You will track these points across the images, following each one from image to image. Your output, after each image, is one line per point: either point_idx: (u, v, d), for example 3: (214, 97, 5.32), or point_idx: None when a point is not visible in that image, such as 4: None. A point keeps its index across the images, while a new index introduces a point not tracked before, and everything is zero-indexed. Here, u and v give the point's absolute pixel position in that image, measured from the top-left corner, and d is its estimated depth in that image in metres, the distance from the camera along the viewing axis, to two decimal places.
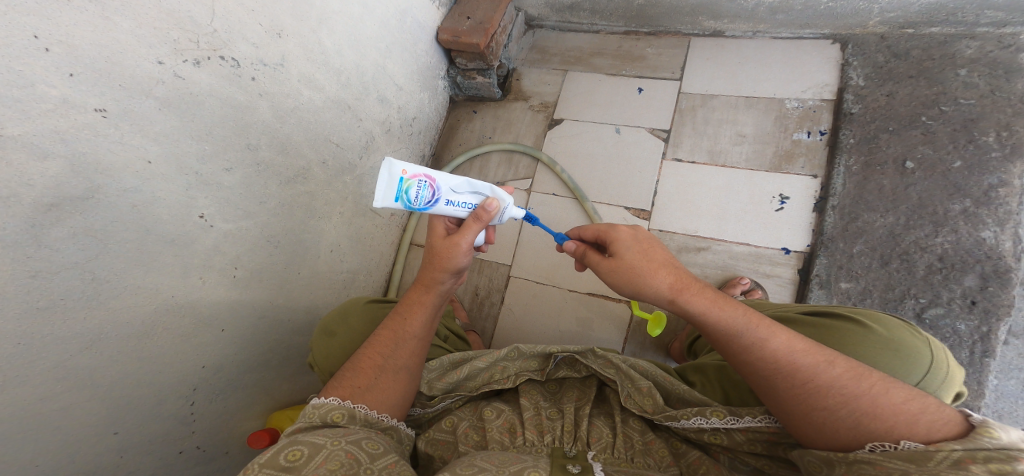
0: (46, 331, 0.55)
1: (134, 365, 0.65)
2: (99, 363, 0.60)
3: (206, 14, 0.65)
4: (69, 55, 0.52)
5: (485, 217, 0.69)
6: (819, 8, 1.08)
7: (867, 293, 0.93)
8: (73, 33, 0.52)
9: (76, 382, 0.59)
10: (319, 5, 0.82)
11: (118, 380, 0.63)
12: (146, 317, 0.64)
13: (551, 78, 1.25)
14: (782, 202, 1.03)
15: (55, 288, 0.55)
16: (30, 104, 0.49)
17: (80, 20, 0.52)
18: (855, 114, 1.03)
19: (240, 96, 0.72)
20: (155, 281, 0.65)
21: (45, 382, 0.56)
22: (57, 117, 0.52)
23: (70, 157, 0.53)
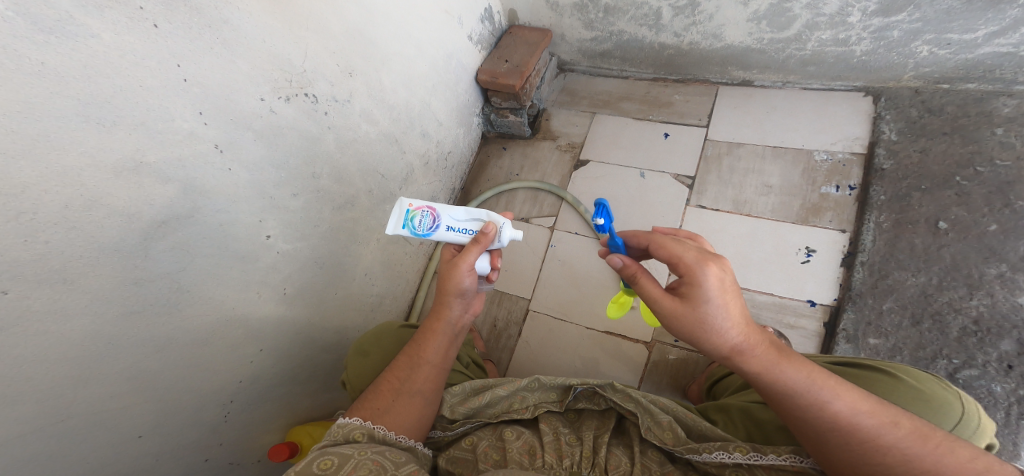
0: (129, 335, 0.60)
1: (191, 370, 0.70)
2: (165, 366, 0.66)
3: (301, 57, 0.74)
4: (200, 93, 0.61)
5: (483, 239, 0.73)
6: (852, 61, 1.09)
7: (897, 350, 0.90)
8: (207, 75, 0.61)
9: (141, 383, 0.63)
10: (380, 48, 0.89)
11: (173, 384, 0.68)
12: (210, 326, 0.70)
13: (578, 120, 1.29)
14: (808, 255, 1.02)
15: (147, 296, 0.61)
16: (165, 135, 0.58)
17: (214, 64, 0.62)
18: (886, 171, 1.02)
19: (315, 129, 0.80)
20: (223, 292, 0.71)
21: (118, 382, 0.61)
22: (184, 146, 0.60)
23: (184, 181, 0.61)
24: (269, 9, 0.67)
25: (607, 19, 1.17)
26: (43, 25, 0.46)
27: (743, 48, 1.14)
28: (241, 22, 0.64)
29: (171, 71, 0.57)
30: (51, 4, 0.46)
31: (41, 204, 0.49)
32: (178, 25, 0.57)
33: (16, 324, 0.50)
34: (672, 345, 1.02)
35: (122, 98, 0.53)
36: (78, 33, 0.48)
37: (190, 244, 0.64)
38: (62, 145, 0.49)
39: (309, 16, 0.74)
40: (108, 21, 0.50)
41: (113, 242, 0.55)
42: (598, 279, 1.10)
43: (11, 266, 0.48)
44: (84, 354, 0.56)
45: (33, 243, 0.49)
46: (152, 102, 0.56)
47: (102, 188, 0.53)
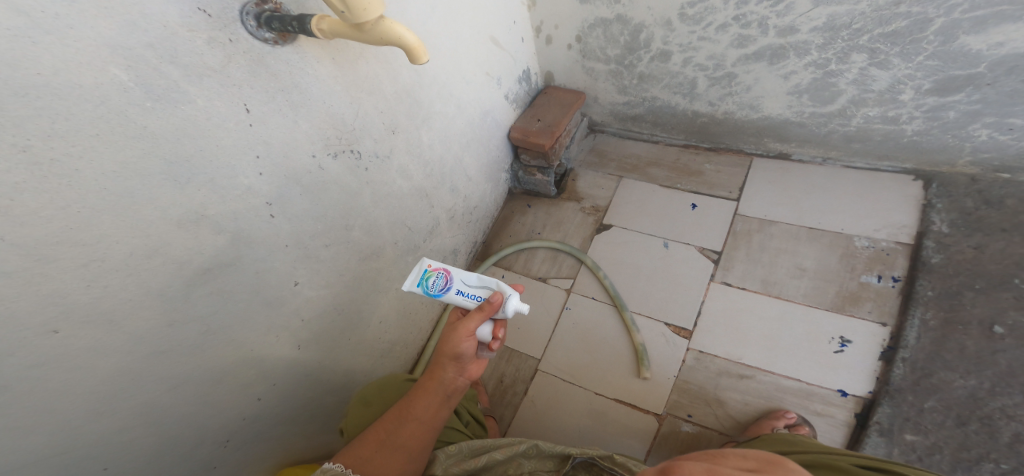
0: (153, 371, 0.60)
1: (200, 406, 0.68)
2: (179, 401, 0.65)
3: (352, 116, 0.77)
4: (264, 150, 0.65)
5: (487, 307, 0.69)
6: (901, 140, 1.02)
7: (936, 448, 0.81)
8: (271, 133, 0.65)
9: (152, 417, 0.63)
10: (423, 106, 0.91)
11: (184, 418, 0.67)
12: (226, 366, 0.70)
13: (605, 182, 1.28)
14: (843, 344, 0.94)
15: (177, 337, 0.62)
16: (227, 191, 0.62)
17: (280, 124, 0.66)
18: (935, 265, 0.95)
19: (354, 183, 0.81)
20: (247, 334, 0.71)
21: (132, 416, 0.60)
22: (240, 201, 0.63)
23: (234, 232, 0.64)
24: (333, 73, 0.72)
25: (641, 86, 1.17)
26: (154, 94, 0.51)
27: (782, 120, 1.10)
28: (309, 86, 0.68)
29: (245, 127, 0.62)
30: (164, 74, 0.51)
31: (110, 253, 0.52)
32: (257, 90, 0.62)
33: (62, 357, 0.51)
34: (684, 420, 0.95)
35: (200, 159, 0.57)
36: (179, 98, 0.53)
37: (227, 291, 0.66)
38: (141, 200, 0.53)
39: (366, 80, 0.78)
40: (205, 87, 0.56)
41: (159, 287, 0.58)
42: (611, 345, 1.06)
43: (69, 305, 0.50)
44: (103, 390, 0.56)
45: (93, 287, 0.52)
46: (223, 160, 0.60)
47: (163, 238, 0.56)
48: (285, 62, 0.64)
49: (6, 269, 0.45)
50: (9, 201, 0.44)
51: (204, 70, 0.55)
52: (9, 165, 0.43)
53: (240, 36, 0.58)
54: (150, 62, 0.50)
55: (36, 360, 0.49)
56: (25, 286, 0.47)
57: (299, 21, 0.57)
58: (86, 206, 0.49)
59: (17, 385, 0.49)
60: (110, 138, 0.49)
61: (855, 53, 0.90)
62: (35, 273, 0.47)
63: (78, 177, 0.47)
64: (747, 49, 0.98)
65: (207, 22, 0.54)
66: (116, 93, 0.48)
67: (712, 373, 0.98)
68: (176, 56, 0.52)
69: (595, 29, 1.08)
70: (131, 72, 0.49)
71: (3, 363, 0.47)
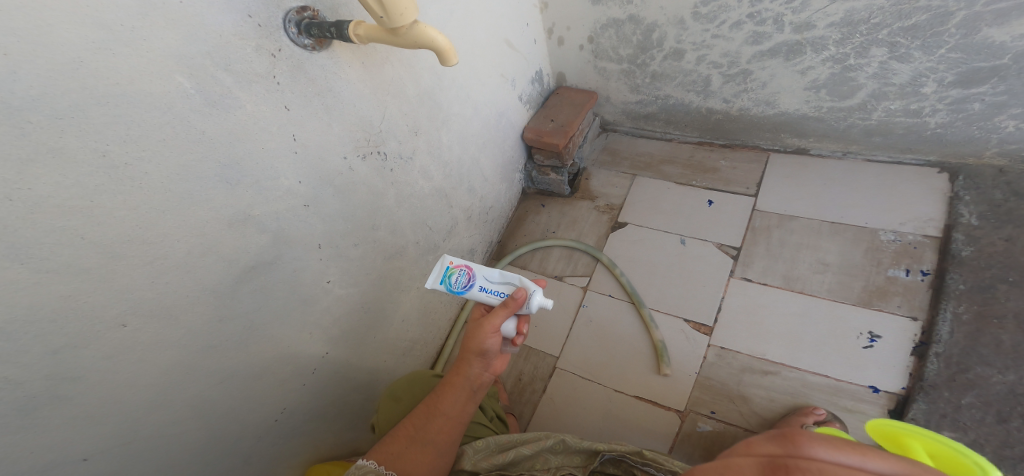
0: (204, 367, 0.62)
1: (241, 401, 0.70)
2: (222, 396, 0.66)
3: (379, 118, 0.79)
4: (302, 153, 0.67)
5: (512, 303, 0.69)
6: (924, 133, 1.00)
7: (976, 445, 0.78)
8: (309, 136, 0.68)
9: (201, 411, 0.64)
10: (443, 108, 0.93)
11: (227, 412, 0.68)
12: (264, 363, 0.71)
13: (619, 181, 1.28)
14: (872, 339, 0.92)
15: (225, 333, 0.63)
16: (269, 191, 0.64)
17: (317, 126, 0.68)
18: (966, 258, 0.92)
19: (380, 183, 0.83)
20: (284, 331, 0.73)
21: (185, 410, 0.62)
22: (280, 202, 0.66)
23: (276, 232, 0.66)
24: (362, 77, 0.74)
25: (654, 84, 1.18)
26: (210, 100, 0.53)
27: (798, 116, 1.09)
28: (341, 90, 0.71)
29: (286, 133, 0.64)
30: (218, 81, 0.54)
31: (171, 251, 0.54)
32: (296, 94, 0.64)
33: (129, 351, 0.53)
34: (706, 416, 0.93)
35: (249, 160, 0.60)
36: (231, 104, 0.56)
37: (268, 287, 0.68)
38: (198, 200, 0.55)
39: (391, 83, 0.80)
40: (252, 93, 0.58)
41: (214, 283, 0.60)
42: (631, 343, 1.05)
43: (138, 301, 0.53)
44: (164, 382, 0.58)
45: (157, 284, 0.54)
46: (265, 162, 0.62)
47: (216, 237, 0.58)
48: (320, 67, 0.66)
49: (83, 266, 0.47)
50: (90, 203, 0.46)
51: (251, 77, 0.57)
52: (89, 170, 0.45)
53: (284, 44, 0.60)
54: (207, 70, 0.52)
55: (108, 353, 0.52)
56: (100, 282, 0.49)
57: (337, 27, 0.60)
58: (152, 207, 0.51)
59: (92, 375, 0.51)
60: (174, 142, 0.51)
61: (874, 47, 0.89)
62: (109, 270, 0.49)
63: (147, 180, 0.50)
64: (762, 46, 0.98)
65: (255, 30, 0.56)
66: (179, 100, 0.51)
67: (734, 369, 0.96)
68: (228, 65, 0.54)
69: (607, 30, 1.10)
70: (193, 81, 0.51)
71: (79, 354, 0.49)
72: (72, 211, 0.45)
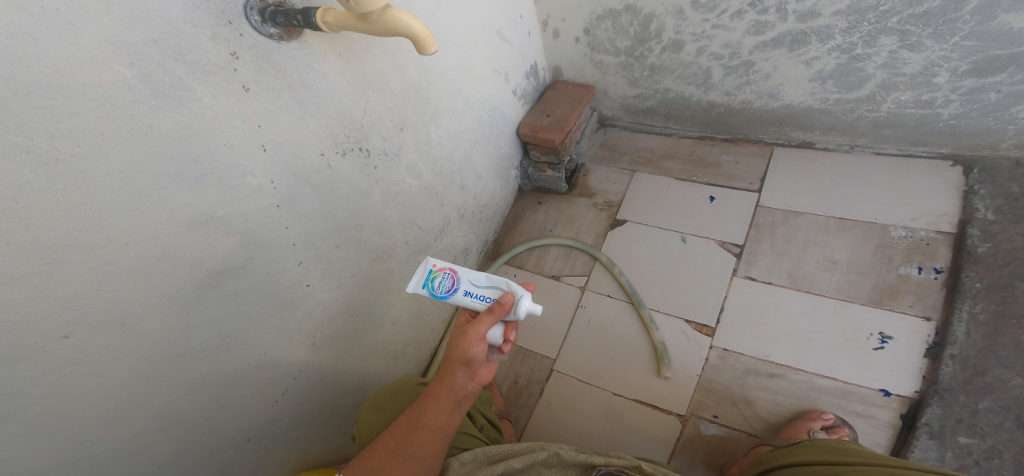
0: (169, 374, 0.60)
1: (215, 410, 0.67)
2: (190, 406, 0.64)
3: (360, 114, 0.77)
4: (271, 147, 0.64)
5: (498, 309, 0.65)
6: (936, 125, 0.96)
7: (995, 453, 0.74)
8: (281, 131, 0.65)
9: (166, 422, 0.61)
10: (431, 103, 0.91)
11: (201, 421, 0.66)
12: (240, 369, 0.69)
13: (618, 177, 1.25)
14: (882, 341, 0.88)
15: (190, 340, 0.61)
16: (237, 190, 0.61)
17: (289, 122, 0.66)
18: (982, 254, 0.88)
19: (365, 182, 0.81)
20: (260, 337, 0.71)
21: (148, 421, 0.59)
22: (251, 201, 0.63)
23: (245, 233, 0.64)
24: (340, 69, 0.71)
25: (653, 77, 1.14)
26: (159, 92, 0.50)
27: (804, 108, 1.05)
28: (316, 83, 0.68)
29: (252, 126, 0.61)
30: (168, 72, 0.51)
31: (120, 255, 0.51)
32: (263, 86, 0.61)
33: (78, 363, 0.51)
34: (708, 420, 0.90)
35: (209, 158, 0.57)
36: (184, 97, 0.53)
37: (240, 293, 0.66)
38: (151, 201, 0.52)
39: (373, 76, 0.78)
40: (210, 85, 0.55)
41: (173, 290, 0.57)
42: (629, 345, 1.01)
43: (84, 309, 0.50)
44: (121, 395, 0.56)
45: (104, 291, 0.51)
46: (231, 160, 0.59)
47: (175, 241, 0.56)
48: (290, 58, 0.63)
49: (16, 273, 0.44)
50: (18, 204, 0.43)
51: (208, 68, 0.54)
52: (13, 166, 0.42)
53: (246, 32, 0.57)
54: (153, 59, 0.49)
55: (51, 366, 0.49)
56: (36, 290, 0.46)
57: (305, 15, 0.56)
58: (95, 208, 0.48)
59: (36, 390, 0.48)
60: (116, 137, 0.48)
61: (883, 35, 0.85)
62: (46, 277, 0.46)
63: (86, 179, 0.47)
64: (764, 36, 0.94)
65: (210, 17, 0.53)
66: (120, 90, 0.47)
67: (738, 372, 0.92)
68: (180, 54, 0.51)
69: (603, 21, 1.07)
70: (135, 70, 0.48)
71: (19, 368, 0.46)
72: (1, 213, 0.42)
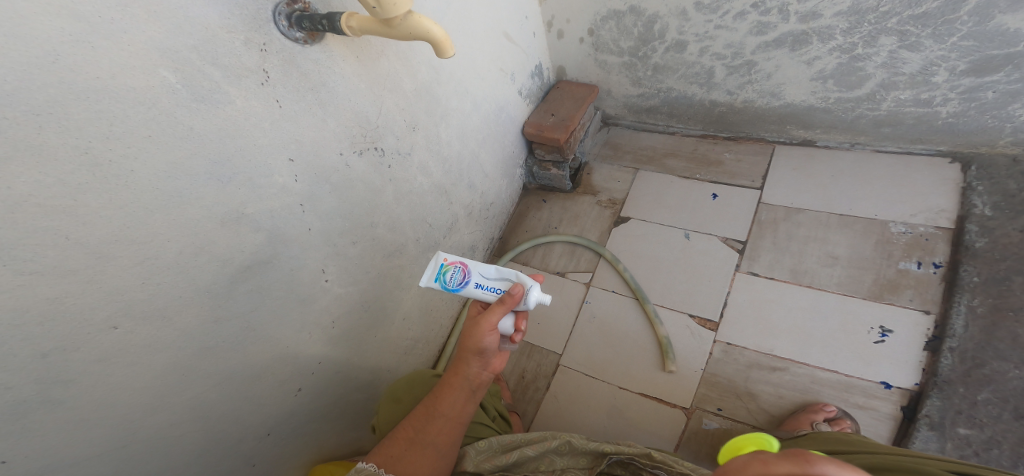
0: (202, 367, 0.62)
1: (239, 402, 0.69)
2: (218, 398, 0.66)
3: (375, 114, 0.78)
4: (296, 149, 0.66)
5: (509, 299, 0.66)
6: (935, 123, 0.98)
7: (994, 443, 0.75)
8: (303, 132, 0.66)
9: (196, 413, 0.63)
10: (441, 103, 0.92)
11: (223, 414, 0.67)
12: (265, 363, 0.71)
13: (621, 175, 1.27)
14: (883, 334, 0.89)
15: (220, 334, 0.63)
16: (263, 189, 0.63)
17: (312, 123, 0.67)
18: (980, 249, 0.89)
19: (378, 180, 0.82)
20: (281, 332, 0.72)
21: (180, 411, 0.61)
22: (276, 199, 0.65)
23: (270, 230, 0.65)
24: (357, 71, 0.73)
25: (656, 77, 1.16)
26: (198, 96, 0.52)
27: (805, 107, 1.07)
28: (336, 84, 0.69)
29: (279, 127, 0.63)
30: (207, 76, 0.52)
31: (162, 251, 0.53)
32: (289, 89, 0.63)
33: (120, 353, 0.52)
34: (713, 413, 0.91)
35: (240, 157, 0.58)
36: (220, 100, 0.54)
37: (265, 287, 0.67)
38: (189, 199, 0.54)
39: (387, 77, 0.79)
40: (242, 88, 0.56)
41: (207, 284, 0.59)
42: (634, 339, 1.03)
43: (128, 303, 0.51)
44: (158, 385, 0.58)
45: (147, 285, 0.52)
46: (259, 159, 0.61)
47: (209, 238, 0.57)
48: (314, 61, 0.65)
49: (70, 268, 0.46)
50: (74, 202, 0.45)
51: (241, 72, 0.56)
52: (71, 167, 0.44)
53: (274, 36, 0.59)
54: (193, 64, 0.51)
55: (98, 356, 0.51)
56: (87, 284, 0.48)
57: (329, 19, 0.58)
58: (141, 206, 0.50)
59: (84, 379, 0.50)
60: (161, 139, 0.50)
61: (883, 36, 0.87)
62: (97, 271, 0.48)
63: (133, 179, 0.48)
64: (766, 36, 0.96)
65: (243, 23, 0.55)
66: (165, 95, 0.49)
67: (742, 365, 0.94)
68: (216, 58, 0.53)
69: (607, 22, 1.08)
70: (179, 75, 0.50)
71: (70, 357, 0.48)
72: (57, 210, 0.44)
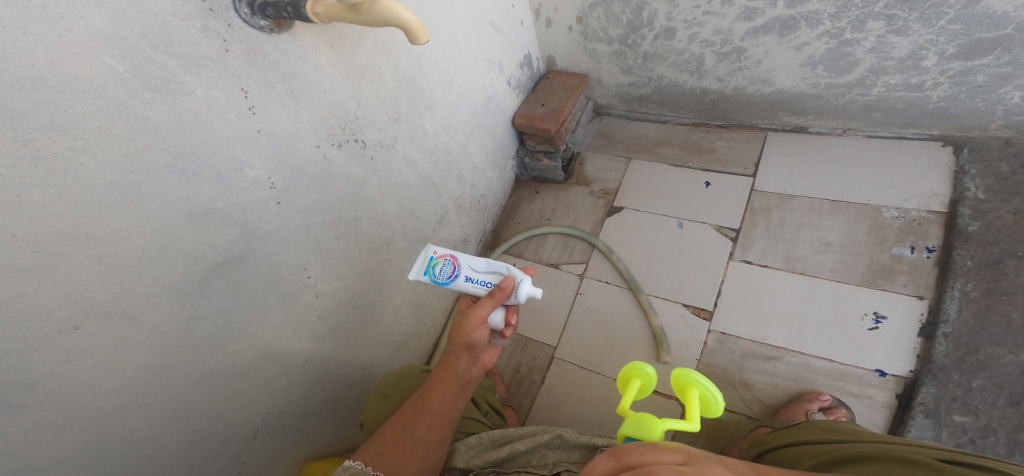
0: (177, 367, 0.60)
1: (225, 401, 0.68)
2: (198, 398, 0.64)
3: (353, 105, 0.77)
4: (266, 141, 0.64)
5: (499, 294, 0.65)
6: (926, 108, 0.97)
7: (990, 430, 0.75)
8: (274, 124, 0.65)
9: (175, 414, 0.62)
10: (425, 93, 0.91)
11: (209, 413, 0.67)
12: (246, 361, 0.69)
13: (614, 165, 1.26)
14: (877, 321, 0.89)
15: (196, 332, 0.61)
16: (233, 183, 0.61)
17: (283, 114, 0.66)
18: (973, 233, 0.89)
19: (361, 173, 0.81)
20: (264, 329, 0.71)
21: (156, 412, 0.60)
22: (248, 193, 0.63)
23: (244, 225, 0.64)
24: (331, 61, 0.71)
25: (646, 65, 1.15)
26: (151, 85, 0.50)
27: (796, 93, 1.06)
28: (309, 75, 0.68)
29: (246, 119, 0.61)
30: (160, 65, 0.50)
31: (122, 248, 0.51)
32: (256, 79, 0.61)
33: (86, 354, 0.51)
34: None
35: (204, 149, 0.56)
36: (177, 89, 0.52)
37: (243, 285, 0.66)
38: (148, 193, 0.52)
39: (365, 68, 0.77)
40: (202, 77, 0.55)
41: (176, 282, 0.57)
42: (629, 330, 1.02)
43: (89, 303, 0.50)
44: (129, 386, 0.56)
45: (110, 283, 0.51)
46: (227, 152, 0.59)
47: (175, 233, 0.56)
48: (282, 50, 0.63)
49: (19, 266, 0.44)
50: (17, 197, 0.43)
51: (199, 61, 0.54)
52: (12, 160, 0.42)
53: (235, 25, 0.57)
54: (144, 52, 0.49)
55: (61, 357, 0.49)
56: (42, 283, 0.46)
57: (295, 6, 0.56)
58: (94, 201, 0.48)
59: (46, 381, 0.49)
60: (113, 131, 0.48)
61: (871, 20, 0.86)
62: (49, 269, 0.46)
63: (84, 173, 0.47)
64: (755, 22, 0.95)
65: (198, 10, 0.53)
66: (112, 84, 0.47)
67: (737, 355, 0.94)
68: (169, 46, 0.51)
69: (595, 9, 1.07)
70: (126, 63, 0.48)
71: (29, 359, 0.47)
72: (1, 206, 0.42)
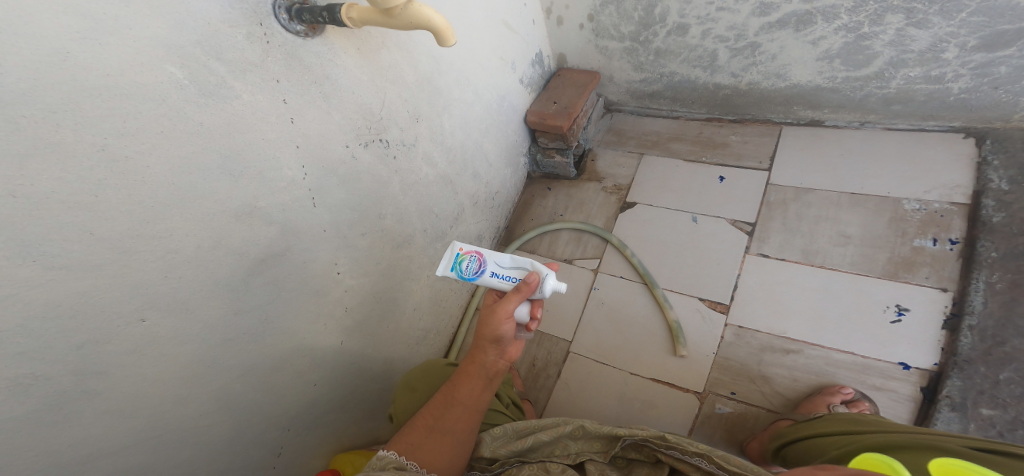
0: (226, 359, 0.62)
1: (263, 391, 0.70)
2: (243, 388, 0.66)
3: (378, 105, 0.78)
4: (302, 142, 0.66)
5: (525, 288, 0.66)
6: (946, 100, 0.96)
7: (1020, 424, 0.73)
8: (309, 125, 0.66)
9: (224, 403, 0.64)
10: (443, 93, 0.93)
11: (251, 402, 0.68)
12: (283, 353, 0.71)
13: (626, 161, 1.26)
14: (899, 313, 0.87)
15: (242, 324, 0.63)
16: (273, 182, 0.63)
17: (316, 116, 0.67)
18: (997, 224, 0.87)
19: (384, 172, 0.83)
20: (298, 322, 0.72)
21: (209, 401, 0.62)
22: (286, 193, 0.65)
23: (283, 223, 0.65)
24: (359, 64, 0.72)
25: (658, 62, 1.16)
26: (205, 91, 0.52)
27: (812, 87, 1.05)
28: (339, 77, 0.69)
29: (285, 122, 0.63)
30: (212, 71, 0.52)
31: (182, 245, 0.53)
32: (293, 83, 0.63)
33: (150, 345, 0.53)
34: (726, 397, 0.90)
35: (249, 151, 0.58)
36: (226, 95, 0.54)
37: (280, 280, 0.67)
38: (203, 193, 0.54)
39: (389, 69, 0.79)
40: (248, 82, 0.56)
41: (225, 277, 0.59)
42: (644, 325, 1.02)
43: (154, 296, 0.52)
44: (183, 377, 0.58)
45: (169, 278, 0.53)
46: (268, 152, 0.61)
47: (224, 230, 0.57)
48: (315, 54, 0.65)
49: (94, 263, 0.46)
50: (94, 198, 0.45)
51: (244, 66, 0.55)
52: (90, 164, 0.44)
53: (275, 30, 0.58)
54: (199, 60, 0.50)
55: (129, 348, 0.51)
56: (114, 278, 0.48)
57: (331, 10, 0.58)
58: (157, 201, 0.50)
59: (115, 371, 0.51)
60: (172, 134, 0.50)
61: (890, 14, 0.86)
62: (121, 266, 0.48)
63: (149, 174, 0.48)
64: (770, 17, 0.95)
65: (244, 16, 0.54)
66: (173, 90, 0.49)
67: (754, 348, 0.93)
68: (220, 53, 0.52)
69: (607, 7, 1.08)
70: (185, 70, 0.49)
71: (102, 350, 0.49)
72: (79, 207, 0.44)
